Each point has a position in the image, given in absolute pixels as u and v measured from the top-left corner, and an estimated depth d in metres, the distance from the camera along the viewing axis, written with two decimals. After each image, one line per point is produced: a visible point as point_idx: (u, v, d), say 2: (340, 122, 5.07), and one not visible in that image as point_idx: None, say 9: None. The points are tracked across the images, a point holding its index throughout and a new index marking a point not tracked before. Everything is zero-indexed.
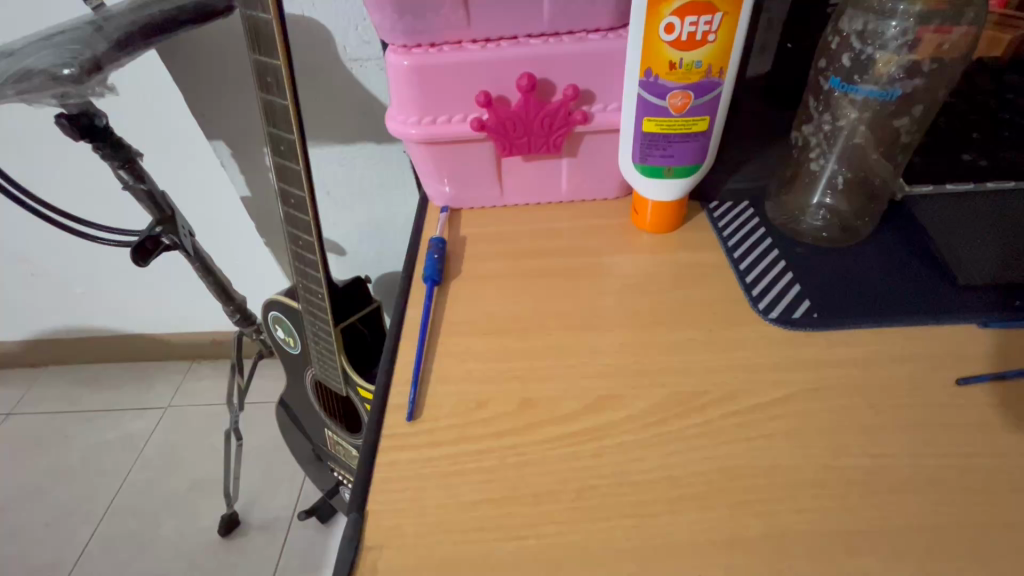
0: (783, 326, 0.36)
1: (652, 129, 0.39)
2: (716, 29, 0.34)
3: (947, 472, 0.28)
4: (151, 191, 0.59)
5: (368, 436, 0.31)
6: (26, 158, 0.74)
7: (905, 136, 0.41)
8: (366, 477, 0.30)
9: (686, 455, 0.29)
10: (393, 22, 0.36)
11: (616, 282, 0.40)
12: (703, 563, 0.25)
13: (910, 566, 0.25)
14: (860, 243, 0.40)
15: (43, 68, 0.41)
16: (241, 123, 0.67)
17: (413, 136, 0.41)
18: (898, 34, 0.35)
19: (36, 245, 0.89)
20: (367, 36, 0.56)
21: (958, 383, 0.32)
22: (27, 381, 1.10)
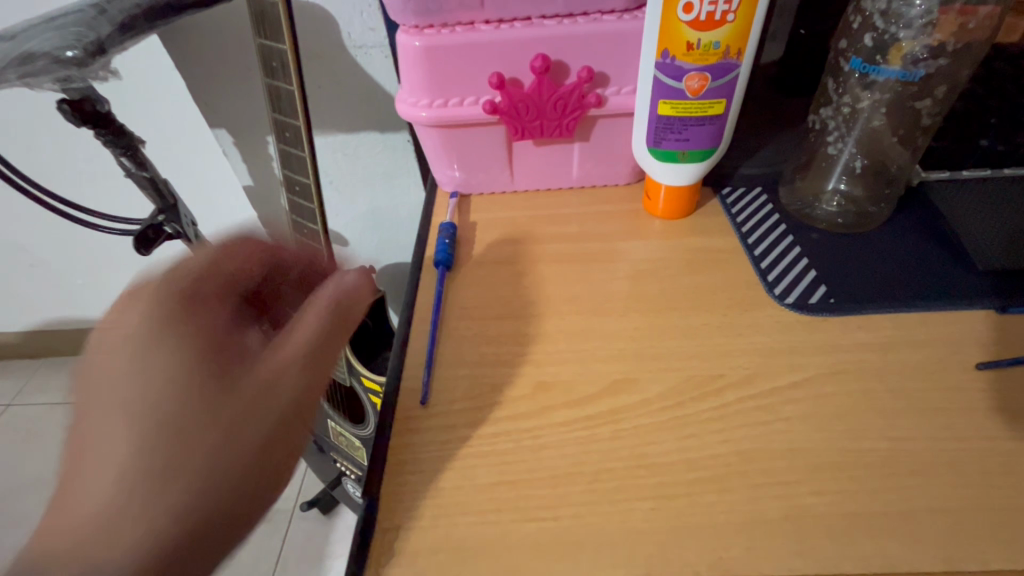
0: (798, 310, 0.35)
1: (667, 112, 0.38)
2: (736, 8, 0.33)
3: (968, 455, 0.28)
4: (154, 178, 0.59)
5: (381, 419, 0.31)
6: (25, 144, 0.73)
7: (927, 119, 0.40)
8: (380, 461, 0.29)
9: (703, 438, 0.29)
10: (404, 1, 0.36)
11: (629, 267, 0.40)
12: (723, 545, 0.25)
13: (933, 547, 0.25)
14: (875, 229, 0.40)
15: (47, 50, 0.41)
16: (243, 110, 0.66)
17: (423, 119, 0.41)
18: (924, 12, 0.34)
19: (35, 235, 0.88)
20: (372, 22, 0.55)
21: (978, 367, 0.31)
22: (27, 372, 1.10)
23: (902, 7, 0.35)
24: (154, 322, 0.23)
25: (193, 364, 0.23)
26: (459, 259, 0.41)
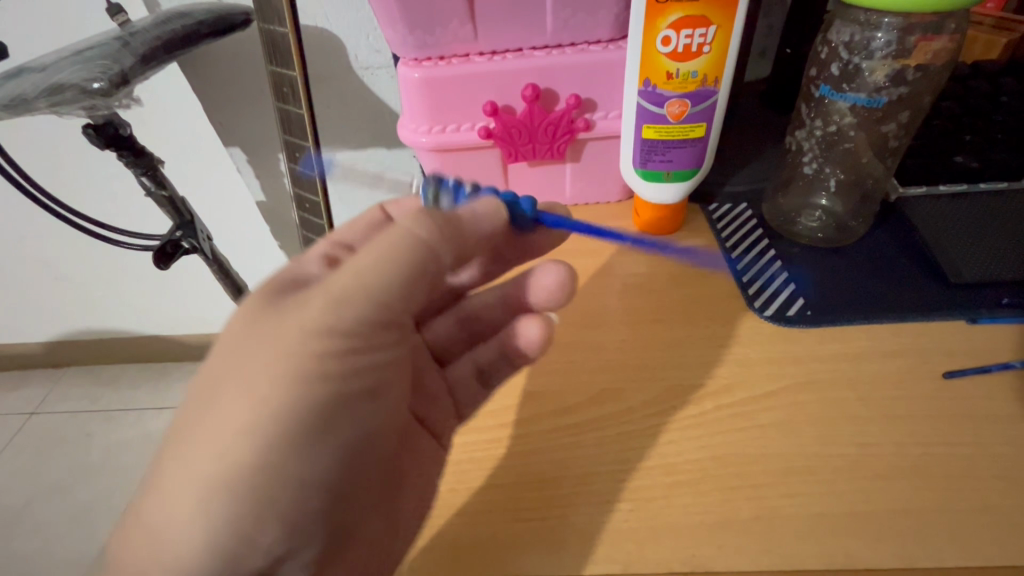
0: (777, 322, 0.37)
1: (651, 136, 0.40)
2: (710, 41, 0.36)
3: (931, 460, 0.29)
4: (172, 197, 0.62)
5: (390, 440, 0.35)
6: (48, 164, 0.76)
7: (894, 140, 0.42)
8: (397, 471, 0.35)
9: (681, 443, 0.31)
10: (404, 36, 0.39)
11: (618, 282, 0.42)
12: (697, 544, 0.27)
13: (893, 545, 0.26)
14: (854, 243, 0.42)
15: (75, 81, 0.44)
16: (257, 131, 0.70)
17: (423, 144, 0.43)
18: (884, 45, 0.37)
19: (58, 250, 0.92)
20: (378, 46, 0.59)
21: (944, 376, 0.33)
22: (50, 382, 1.14)
23: (864, 40, 0.38)
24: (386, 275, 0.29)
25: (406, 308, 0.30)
26: None
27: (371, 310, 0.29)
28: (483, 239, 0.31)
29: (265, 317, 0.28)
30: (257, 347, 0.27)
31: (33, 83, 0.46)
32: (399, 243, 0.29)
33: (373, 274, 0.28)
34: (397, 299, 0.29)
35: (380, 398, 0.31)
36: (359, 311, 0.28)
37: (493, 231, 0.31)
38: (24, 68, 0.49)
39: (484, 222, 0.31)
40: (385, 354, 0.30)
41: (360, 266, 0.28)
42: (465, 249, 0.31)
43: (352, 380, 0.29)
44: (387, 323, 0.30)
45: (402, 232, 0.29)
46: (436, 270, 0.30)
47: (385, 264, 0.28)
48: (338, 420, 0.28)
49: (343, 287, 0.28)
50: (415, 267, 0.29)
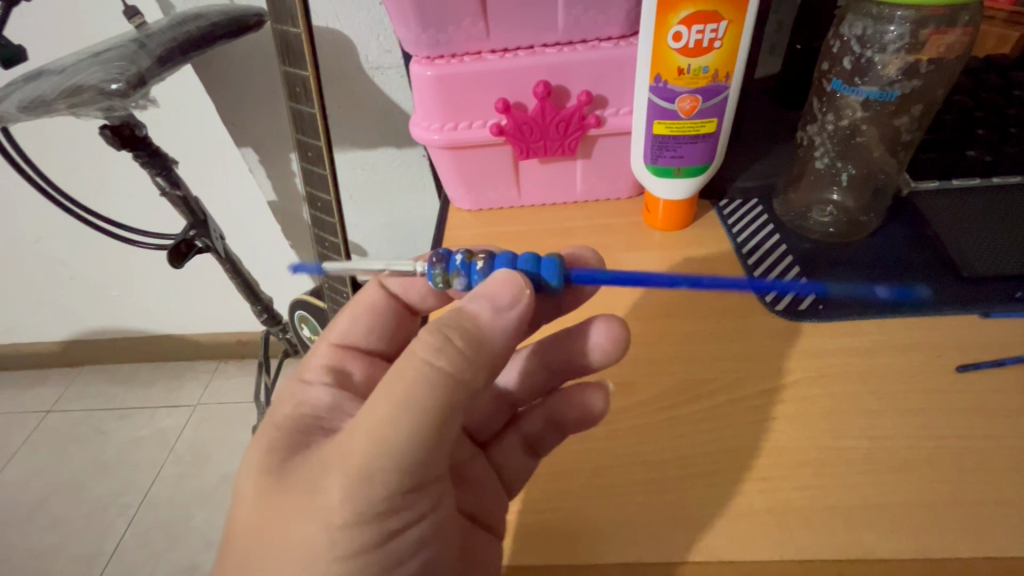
0: (789, 317, 0.37)
1: (662, 132, 0.41)
2: (722, 36, 0.36)
3: (944, 453, 0.29)
4: (186, 197, 0.63)
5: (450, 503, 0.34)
6: (65, 165, 0.77)
7: (906, 134, 0.42)
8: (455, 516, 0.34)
9: (694, 436, 0.31)
10: (417, 35, 0.39)
11: (629, 277, 0.42)
12: (710, 536, 0.27)
13: (907, 537, 0.26)
14: (866, 238, 0.42)
15: (94, 83, 0.45)
16: (269, 132, 0.71)
17: (436, 142, 0.44)
18: (897, 38, 0.37)
19: (73, 250, 0.93)
20: (388, 46, 0.59)
21: (958, 369, 0.33)
22: (65, 380, 1.16)
23: (876, 33, 0.37)
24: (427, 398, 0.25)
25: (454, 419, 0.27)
26: None
27: (399, 479, 0.26)
28: (509, 341, 0.28)
29: (282, 491, 0.28)
30: (284, 535, 0.27)
31: (53, 84, 0.46)
32: (411, 386, 0.25)
33: (382, 443, 0.26)
34: (426, 459, 0.27)
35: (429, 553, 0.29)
36: (371, 490, 0.26)
37: (516, 325, 0.28)
38: (42, 70, 0.50)
39: (508, 319, 0.28)
40: (422, 512, 0.28)
41: (368, 435, 0.26)
42: (491, 359, 0.28)
43: (393, 548, 0.28)
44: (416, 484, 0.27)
45: (418, 367, 0.26)
46: (465, 401, 0.27)
47: (397, 428, 0.25)
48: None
49: (356, 465, 0.26)
50: (441, 410, 0.26)
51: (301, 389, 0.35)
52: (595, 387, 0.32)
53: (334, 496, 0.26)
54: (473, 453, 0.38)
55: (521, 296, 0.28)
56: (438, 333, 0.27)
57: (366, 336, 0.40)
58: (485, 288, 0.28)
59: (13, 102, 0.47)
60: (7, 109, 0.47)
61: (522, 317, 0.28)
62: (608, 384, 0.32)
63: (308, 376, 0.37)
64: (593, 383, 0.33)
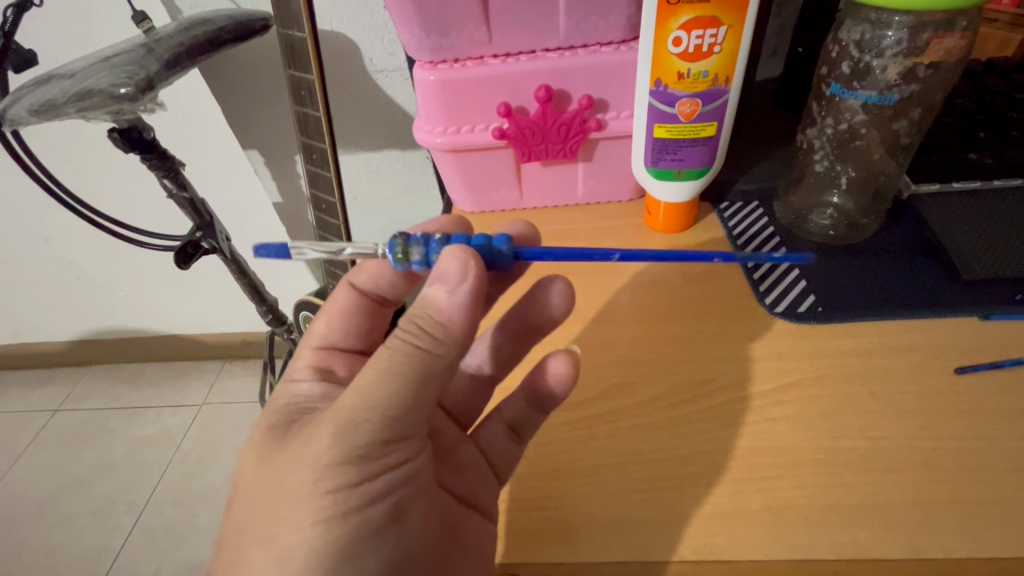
0: (789, 318, 0.38)
1: (663, 135, 0.41)
2: (722, 41, 0.36)
3: (941, 453, 0.30)
4: (192, 199, 0.64)
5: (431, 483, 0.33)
6: (73, 167, 0.78)
7: (905, 137, 0.43)
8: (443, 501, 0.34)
9: (693, 436, 0.32)
10: (421, 40, 0.40)
11: (630, 279, 0.42)
12: (708, 533, 0.28)
13: (903, 536, 0.27)
14: (866, 240, 0.42)
15: (103, 87, 0.46)
16: (274, 134, 0.71)
17: (439, 145, 0.44)
18: (895, 43, 0.37)
19: (81, 252, 0.94)
20: (392, 49, 0.60)
21: (956, 371, 0.33)
22: (73, 380, 1.18)
23: (874, 38, 0.38)
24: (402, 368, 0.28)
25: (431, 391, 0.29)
26: None
27: (380, 433, 0.28)
28: (470, 319, 0.29)
29: (274, 456, 0.30)
30: (273, 490, 0.28)
31: (63, 87, 0.47)
32: (388, 356, 0.28)
33: (363, 397, 0.27)
34: (404, 417, 0.28)
35: (410, 514, 0.30)
36: (353, 442, 0.27)
37: (469, 300, 0.28)
38: (52, 75, 0.51)
39: (462, 295, 0.28)
40: (405, 469, 0.29)
41: (352, 390, 0.28)
42: (455, 338, 0.29)
43: (374, 505, 0.28)
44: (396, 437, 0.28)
45: (389, 346, 0.28)
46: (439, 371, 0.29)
47: (376, 386, 0.27)
48: (370, 544, 0.28)
49: (340, 419, 0.28)
50: (415, 376, 0.28)
51: (290, 384, 0.37)
52: (556, 354, 0.33)
53: (319, 448, 0.27)
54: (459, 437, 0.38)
55: (467, 265, 0.28)
56: (407, 324, 0.29)
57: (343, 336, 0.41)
58: (437, 268, 0.29)
59: (25, 106, 0.48)
60: (18, 114, 0.48)
61: (473, 292, 0.28)
62: (569, 350, 0.33)
63: (296, 373, 0.38)
64: (554, 351, 0.33)
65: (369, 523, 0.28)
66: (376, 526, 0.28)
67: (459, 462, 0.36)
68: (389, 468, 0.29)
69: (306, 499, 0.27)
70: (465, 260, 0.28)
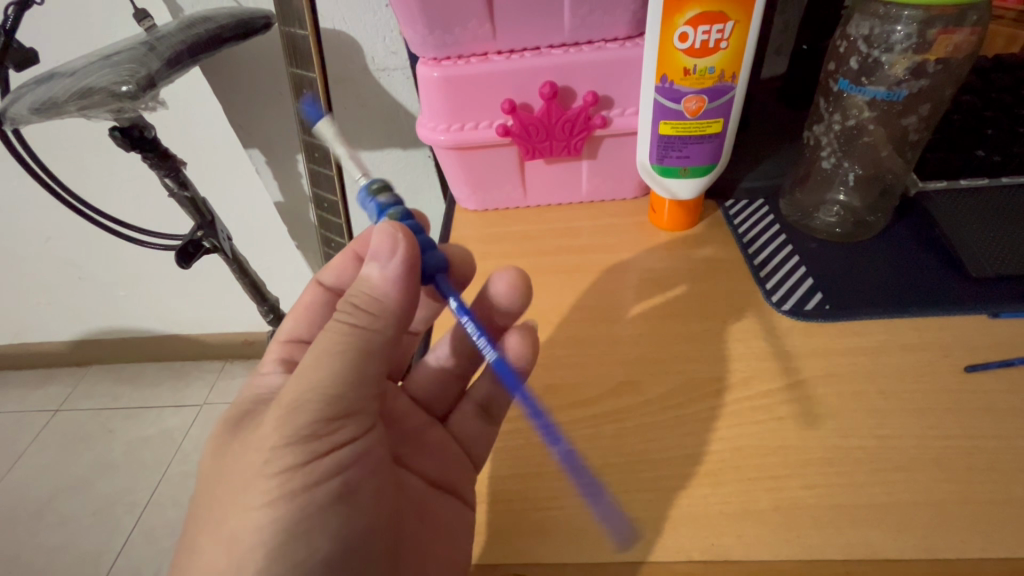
0: (795, 316, 0.37)
1: (668, 132, 0.41)
2: (728, 37, 0.36)
3: (952, 452, 0.29)
4: (193, 198, 0.63)
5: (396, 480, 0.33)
6: (74, 166, 0.78)
7: (914, 133, 0.42)
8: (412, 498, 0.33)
9: (700, 435, 0.31)
10: (424, 36, 0.39)
11: (635, 278, 0.42)
12: (717, 533, 0.27)
13: (915, 537, 0.26)
14: (872, 238, 0.42)
15: (104, 85, 0.45)
16: (275, 133, 0.71)
17: (442, 143, 0.44)
18: (903, 38, 0.37)
19: (83, 252, 0.94)
20: (394, 47, 0.59)
21: (966, 369, 0.33)
22: (74, 380, 1.18)
23: (883, 33, 0.37)
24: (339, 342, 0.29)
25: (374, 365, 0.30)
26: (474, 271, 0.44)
27: (324, 409, 0.28)
28: (404, 291, 0.31)
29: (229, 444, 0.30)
30: (227, 475, 0.29)
31: (64, 86, 0.47)
32: (330, 333, 0.30)
33: (309, 376, 0.28)
34: (347, 394, 0.29)
35: (361, 497, 0.29)
36: (298, 420, 0.28)
37: (402, 272, 0.30)
38: (53, 73, 0.51)
39: (393, 268, 0.30)
40: (356, 449, 0.29)
41: (296, 372, 0.29)
42: (392, 312, 0.31)
43: (322, 487, 0.28)
44: (341, 416, 0.29)
45: (332, 326, 0.30)
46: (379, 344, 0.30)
47: (320, 364, 0.28)
48: (318, 526, 0.27)
49: (287, 400, 0.28)
50: (354, 349, 0.29)
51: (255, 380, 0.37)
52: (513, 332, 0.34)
53: (268, 431, 0.28)
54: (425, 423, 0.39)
55: (397, 238, 0.30)
56: (345, 303, 0.31)
57: (312, 329, 0.40)
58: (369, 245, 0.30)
59: (25, 104, 0.48)
60: (19, 112, 0.48)
61: (404, 261, 0.30)
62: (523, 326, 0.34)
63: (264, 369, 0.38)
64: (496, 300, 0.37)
65: (317, 503, 0.28)
66: (324, 510, 0.28)
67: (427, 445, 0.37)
68: (336, 450, 0.28)
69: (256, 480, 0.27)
70: (398, 233, 0.30)
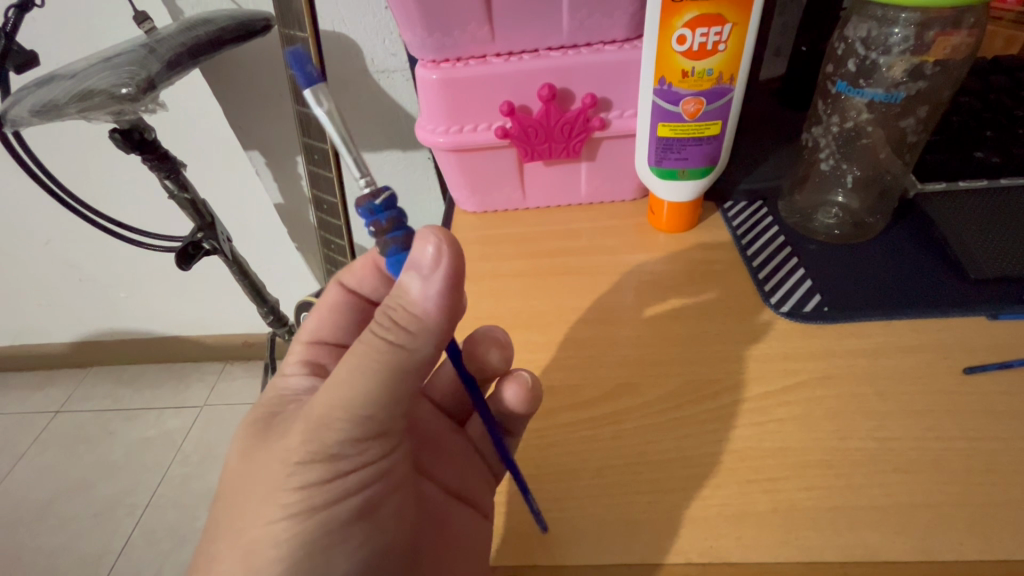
0: (794, 318, 0.37)
1: (666, 134, 0.41)
2: (726, 39, 0.36)
3: (950, 454, 0.29)
4: (194, 200, 0.63)
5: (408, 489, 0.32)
6: (74, 168, 0.78)
7: (912, 135, 0.42)
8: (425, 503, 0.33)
9: (698, 437, 0.31)
10: (423, 39, 0.40)
11: (634, 279, 0.42)
12: (715, 535, 0.27)
13: (913, 539, 0.26)
14: (871, 239, 0.42)
15: (104, 87, 0.45)
16: (274, 135, 0.71)
17: (441, 145, 0.44)
18: (901, 40, 0.37)
19: (83, 253, 0.94)
20: (394, 49, 0.60)
21: (964, 371, 0.33)
22: (74, 382, 1.18)
23: (881, 36, 0.37)
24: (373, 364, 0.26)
25: (408, 386, 0.28)
26: (473, 273, 0.44)
27: (352, 429, 0.27)
28: (446, 310, 0.27)
29: (254, 449, 0.29)
30: (250, 483, 0.28)
31: (64, 88, 0.47)
32: (365, 348, 0.27)
33: (341, 396, 0.27)
34: (379, 413, 0.27)
35: (381, 511, 0.29)
36: (324, 438, 0.27)
37: (445, 292, 0.26)
38: (53, 75, 0.51)
39: (434, 282, 0.26)
40: (378, 465, 0.29)
41: (327, 387, 0.27)
42: (433, 333, 0.27)
43: (343, 502, 0.28)
44: (369, 435, 0.28)
45: (367, 340, 0.27)
46: (416, 364, 0.28)
47: (353, 383, 0.27)
48: (336, 540, 0.28)
49: (314, 415, 0.27)
50: (388, 372, 0.27)
51: (276, 380, 0.36)
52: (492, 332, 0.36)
53: (294, 445, 0.27)
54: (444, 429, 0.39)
55: (440, 255, 0.25)
56: (381, 317, 0.27)
57: (337, 332, 0.39)
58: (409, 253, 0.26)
59: (24, 106, 0.48)
60: (19, 114, 0.48)
61: (449, 280, 0.26)
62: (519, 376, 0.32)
63: (286, 370, 0.37)
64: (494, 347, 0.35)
65: (337, 517, 0.28)
66: (344, 524, 0.28)
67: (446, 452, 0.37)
68: (361, 467, 0.28)
69: (279, 492, 0.27)
70: (441, 247, 0.25)
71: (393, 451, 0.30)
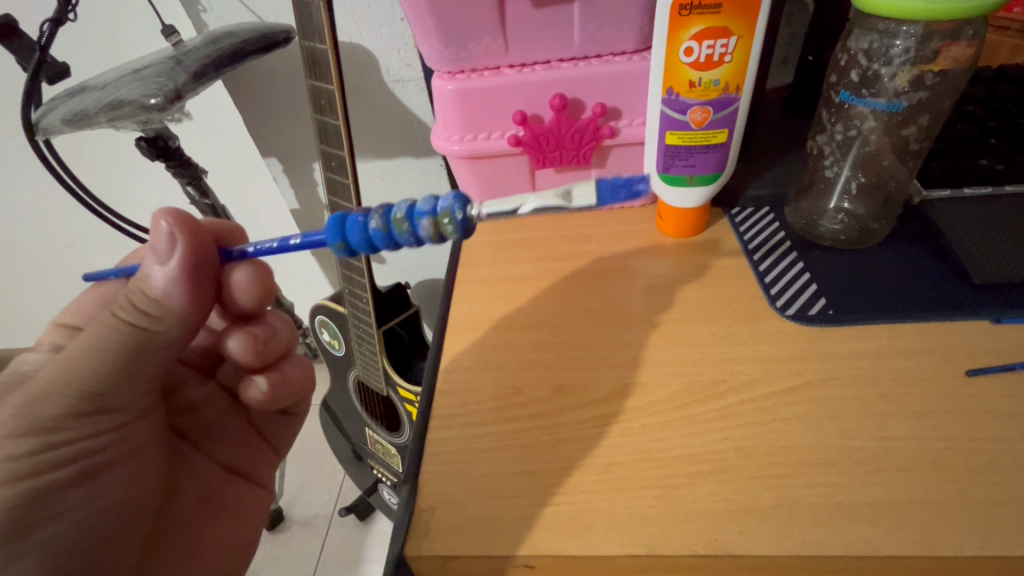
0: (798, 321, 0.38)
1: (675, 142, 0.42)
2: (732, 51, 0.37)
3: (951, 453, 0.30)
4: (214, 206, 0.66)
5: (407, 476, 0.32)
6: (99, 176, 0.81)
7: (915, 143, 0.44)
8: (415, 465, 0.33)
9: (704, 435, 0.32)
10: (439, 51, 0.41)
11: (643, 283, 0.43)
12: (720, 529, 0.28)
13: (912, 534, 0.27)
14: (875, 246, 0.43)
15: (134, 98, 0.48)
16: (292, 143, 0.73)
17: (455, 152, 0.46)
18: (902, 52, 0.38)
19: (103, 255, 0.97)
20: (408, 59, 0.62)
21: (967, 373, 0.34)
22: None
23: (882, 47, 0.39)
24: (102, 346, 0.35)
25: (140, 361, 0.37)
26: (485, 276, 0.45)
27: (79, 402, 0.36)
28: (185, 293, 0.37)
29: None
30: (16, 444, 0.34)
31: (95, 98, 0.50)
32: (100, 328, 0.36)
33: (68, 370, 0.35)
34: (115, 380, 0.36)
35: (103, 477, 0.38)
36: (72, 405, 0.35)
37: (182, 268, 0.36)
38: (85, 86, 0.54)
39: (173, 268, 0.36)
40: (105, 437, 0.37)
41: (57, 368, 0.35)
42: (172, 312, 0.37)
43: (69, 465, 0.36)
44: (89, 410, 0.36)
45: (110, 321, 0.36)
46: (160, 343, 0.37)
47: (86, 355, 0.35)
48: (51, 508, 0.35)
49: (35, 392, 0.35)
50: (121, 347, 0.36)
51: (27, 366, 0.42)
52: (278, 317, 0.46)
53: (55, 414, 0.35)
54: (222, 410, 0.49)
55: (175, 239, 0.36)
56: (127, 303, 0.36)
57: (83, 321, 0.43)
58: (154, 243, 0.37)
59: (55, 115, 0.50)
60: (51, 123, 0.50)
61: (184, 261, 0.36)
62: (255, 260, 0.41)
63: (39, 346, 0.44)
64: (248, 264, 0.41)
65: (47, 486, 0.35)
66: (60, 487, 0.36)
67: (223, 432, 0.48)
68: (77, 441, 0.36)
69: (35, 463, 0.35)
70: (170, 222, 0.36)
71: (115, 431, 0.38)
